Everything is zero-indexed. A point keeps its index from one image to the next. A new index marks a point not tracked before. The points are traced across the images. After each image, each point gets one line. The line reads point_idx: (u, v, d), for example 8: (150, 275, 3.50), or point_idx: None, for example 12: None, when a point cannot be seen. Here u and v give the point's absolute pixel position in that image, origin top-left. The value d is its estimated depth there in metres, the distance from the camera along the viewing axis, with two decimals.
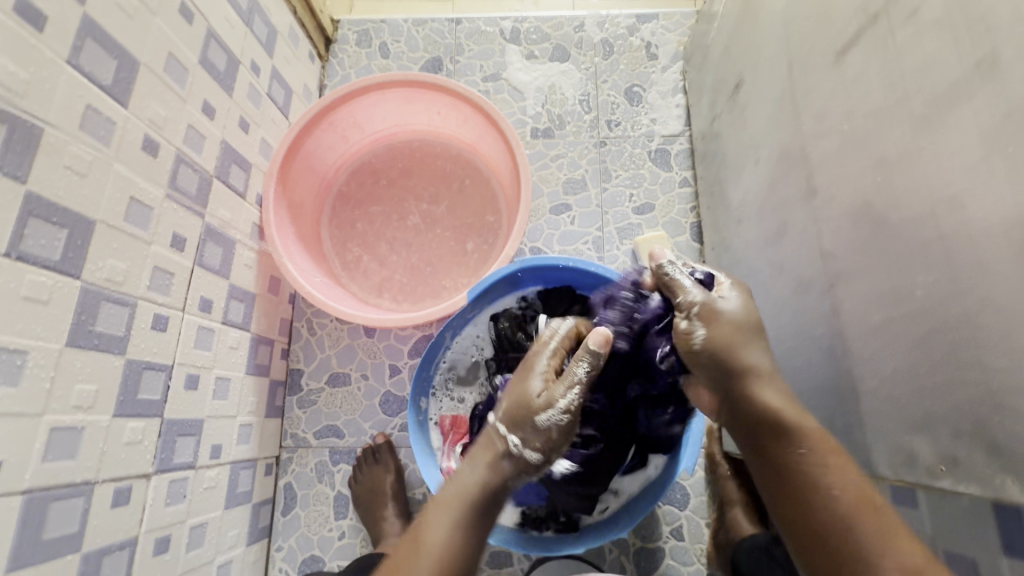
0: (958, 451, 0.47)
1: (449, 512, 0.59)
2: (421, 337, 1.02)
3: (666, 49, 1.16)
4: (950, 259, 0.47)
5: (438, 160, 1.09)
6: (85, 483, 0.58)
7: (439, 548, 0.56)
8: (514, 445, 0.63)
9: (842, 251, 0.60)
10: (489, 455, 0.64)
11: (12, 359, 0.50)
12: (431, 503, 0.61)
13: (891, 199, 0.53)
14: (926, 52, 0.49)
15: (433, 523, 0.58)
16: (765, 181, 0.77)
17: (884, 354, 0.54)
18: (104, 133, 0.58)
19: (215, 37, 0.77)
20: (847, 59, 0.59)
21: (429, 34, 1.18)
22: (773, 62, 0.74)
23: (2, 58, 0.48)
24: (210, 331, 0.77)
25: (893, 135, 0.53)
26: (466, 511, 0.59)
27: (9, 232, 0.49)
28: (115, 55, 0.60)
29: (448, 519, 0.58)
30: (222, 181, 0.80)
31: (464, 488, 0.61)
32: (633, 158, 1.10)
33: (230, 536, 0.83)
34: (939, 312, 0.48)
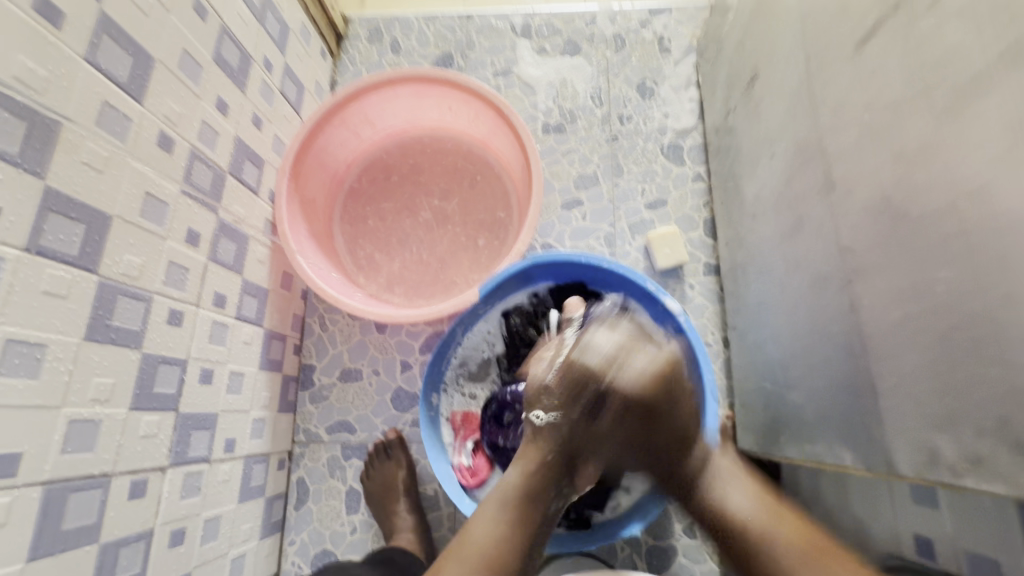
0: (983, 450, 0.46)
1: (497, 515, 0.63)
2: (432, 333, 1.02)
3: (679, 42, 1.15)
4: (976, 253, 0.45)
5: (449, 156, 1.08)
6: (103, 476, 0.58)
7: (486, 545, 0.61)
8: (536, 418, 0.64)
9: (861, 246, 0.59)
10: (534, 455, 0.65)
11: (31, 352, 0.50)
12: (482, 502, 0.65)
13: (913, 191, 0.51)
14: (951, 40, 0.48)
15: (483, 521, 0.62)
16: (781, 175, 0.76)
17: (905, 350, 0.53)
18: (120, 130, 0.59)
19: (228, 34, 0.77)
20: (868, 49, 0.57)
21: (440, 30, 1.18)
22: (790, 53, 0.72)
23: (20, 55, 0.48)
24: (224, 326, 0.78)
25: (915, 126, 0.51)
26: (513, 515, 0.62)
27: (27, 227, 0.50)
28: (130, 52, 0.60)
29: (496, 519, 0.62)
30: (236, 177, 0.80)
31: (507, 488, 0.64)
32: (645, 153, 1.09)
33: (243, 529, 0.84)
34: (964, 307, 0.47)
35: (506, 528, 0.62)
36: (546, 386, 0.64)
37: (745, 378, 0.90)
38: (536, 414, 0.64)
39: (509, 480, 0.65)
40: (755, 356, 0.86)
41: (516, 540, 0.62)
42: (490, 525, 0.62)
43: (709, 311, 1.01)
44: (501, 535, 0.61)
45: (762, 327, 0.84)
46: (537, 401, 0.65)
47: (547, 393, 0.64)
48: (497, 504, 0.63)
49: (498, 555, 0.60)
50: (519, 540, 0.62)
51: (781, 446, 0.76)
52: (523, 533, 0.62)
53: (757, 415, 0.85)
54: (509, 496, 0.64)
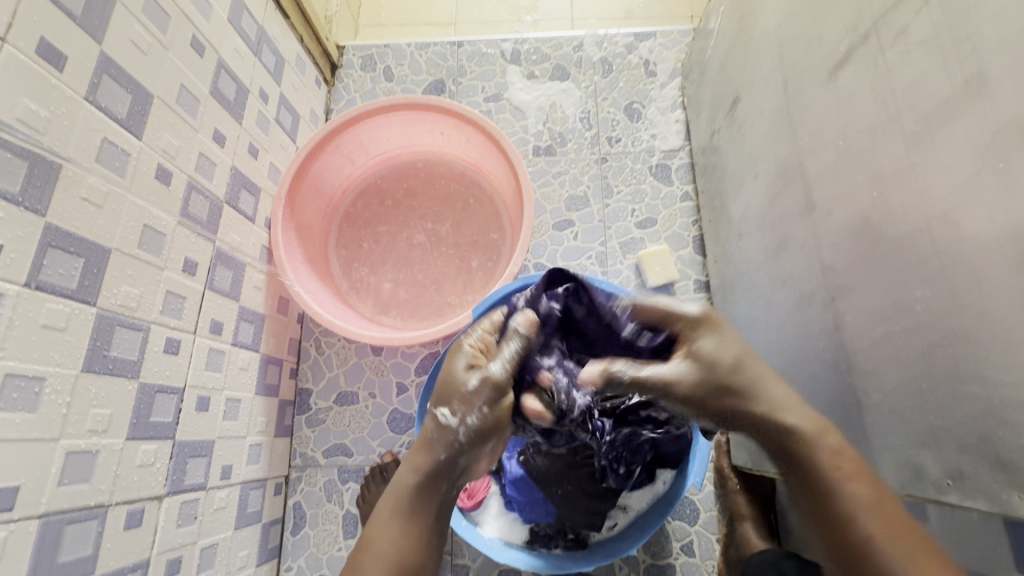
0: (964, 467, 0.47)
1: (395, 519, 0.62)
2: (428, 355, 1.03)
3: (664, 65, 1.18)
4: (948, 274, 0.47)
5: (442, 180, 1.11)
6: (100, 506, 0.59)
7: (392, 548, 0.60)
8: (443, 416, 0.65)
9: (842, 265, 0.61)
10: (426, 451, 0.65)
11: (29, 386, 0.51)
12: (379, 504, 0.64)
13: (887, 213, 0.53)
14: (916, 70, 0.50)
15: (379, 525, 0.62)
16: (764, 196, 0.78)
17: (888, 367, 0.54)
18: (119, 165, 0.61)
19: (225, 68, 0.80)
20: (840, 76, 0.60)
21: (432, 57, 1.21)
22: (768, 79, 0.75)
23: (23, 97, 0.50)
24: (221, 353, 0.79)
25: (886, 151, 0.53)
26: (407, 502, 0.63)
27: (28, 264, 0.51)
28: (130, 90, 0.62)
29: (392, 517, 0.62)
30: (232, 206, 0.82)
31: (402, 494, 0.63)
32: (634, 173, 1.12)
33: (240, 557, 0.84)
34: (939, 325, 0.48)
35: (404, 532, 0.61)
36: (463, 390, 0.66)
37: None
38: (441, 412, 0.66)
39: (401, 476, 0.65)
40: None
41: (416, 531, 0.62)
42: (386, 526, 0.62)
43: None
44: (393, 536, 0.61)
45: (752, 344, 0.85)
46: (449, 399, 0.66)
47: (463, 396, 0.65)
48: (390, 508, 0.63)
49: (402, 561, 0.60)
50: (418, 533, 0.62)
51: None
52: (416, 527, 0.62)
53: None
54: (399, 498, 0.63)
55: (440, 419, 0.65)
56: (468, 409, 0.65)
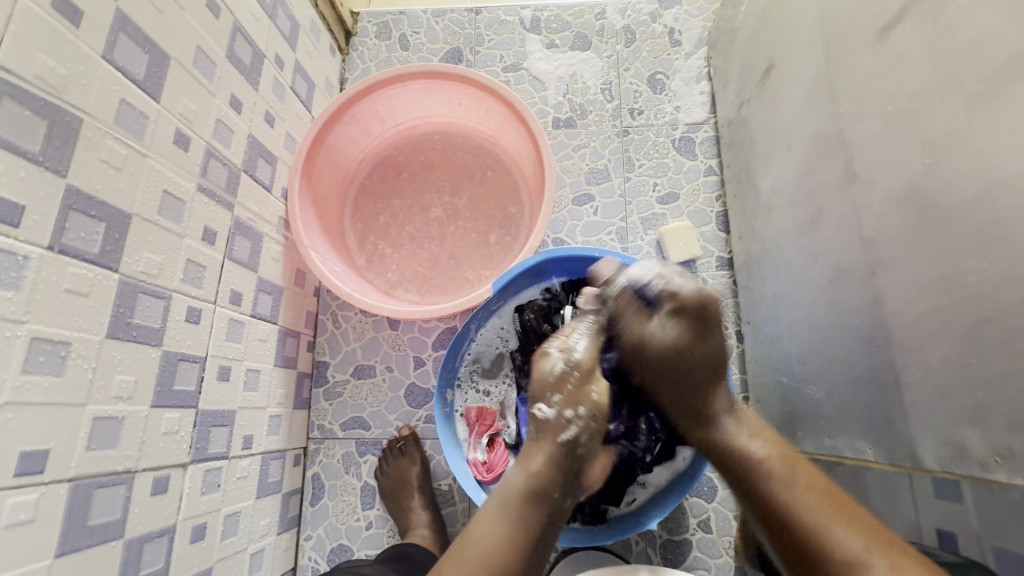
0: (1013, 444, 0.45)
1: (502, 518, 0.59)
2: (445, 329, 1.02)
3: (690, 34, 1.14)
4: (1007, 243, 0.45)
5: (459, 152, 1.08)
6: (127, 472, 0.59)
7: (491, 548, 0.57)
8: (540, 409, 0.63)
9: (885, 238, 0.58)
10: (536, 454, 0.63)
11: (56, 350, 0.51)
12: (482, 507, 0.62)
13: (940, 181, 0.51)
14: (984, 27, 0.47)
15: (482, 525, 0.59)
16: (798, 168, 0.75)
17: (932, 343, 0.53)
18: (138, 127, 0.59)
19: (241, 31, 0.77)
20: (890, 38, 0.57)
21: (449, 24, 1.17)
22: (807, 44, 0.71)
23: (40, 54, 0.48)
24: (240, 324, 0.78)
25: (942, 116, 0.51)
26: (519, 508, 0.60)
27: (51, 226, 0.50)
28: (147, 49, 0.60)
29: (501, 517, 0.59)
30: (250, 175, 0.80)
31: (512, 490, 0.61)
32: (657, 146, 1.08)
33: (262, 525, 0.85)
34: (993, 298, 0.46)
35: (509, 532, 0.58)
36: (552, 377, 0.65)
37: (761, 372, 0.89)
38: (539, 408, 0.64)
39: (513, 480, 0.62)
40: (770, 349, 0.86)
41: (523, 537, 0.59)
42: (491, 527, 0.59)
43: (723, 305, 1.00)
44: (504, 536, 0.58)
45: (778, 322, 0.83)
46: (543, 394, 0.64)
47: (552, 384, 0.64)
48: (498, 508, 0.60)
49: (501, 566, 0.57)
50: (525, 536, 0.59)
51: (798, 439, 0.76)
52: (530, 531, 0.59)
53: (773, 409, 0.84)
54: (511, 496, 0.60)
55: (536, 412, 0.64)
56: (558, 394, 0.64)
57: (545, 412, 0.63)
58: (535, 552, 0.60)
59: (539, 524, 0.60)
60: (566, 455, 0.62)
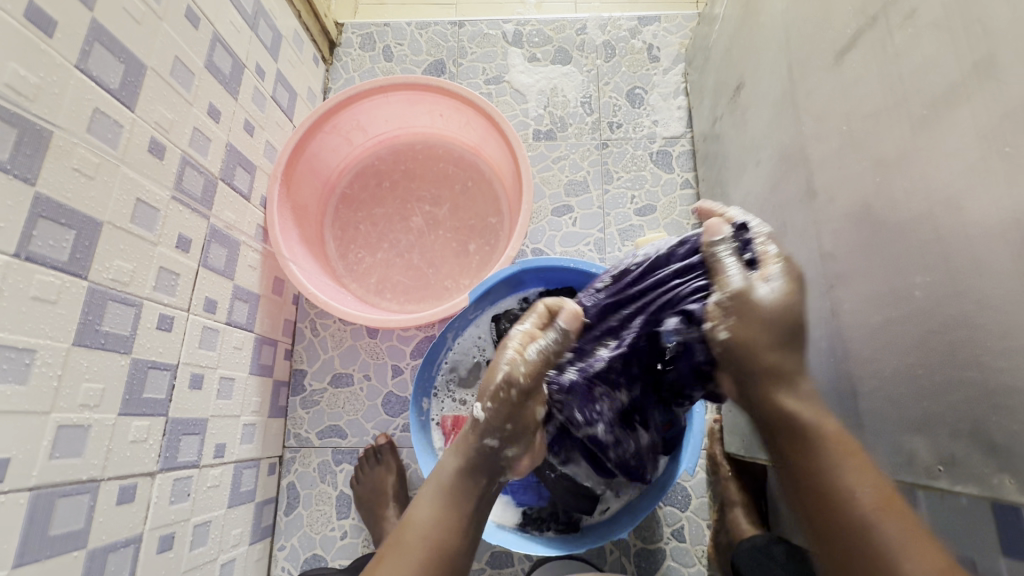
0: (956, 452, 0.47)
1: (437, 509, 0.59)
2: (423, 338, 1.02)
3: (668, 51, 1.17)
4: (948, 259, 0.47)
5: (440, 162, 1.09)
6: (92, 481, 0.58)
7: (429, 534, 0.57)
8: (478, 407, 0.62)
9: (841, 252, 0.60)
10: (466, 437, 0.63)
11: (20, 358, 0.51)
12: (419, 495, 0.61)
13: (889, 199, 0.53)
14: (925, 53, 0.49)
15: (419, 516, 0.59)
16: (765, 183, 0.77)
17: (884, 354, 0.55)
18: (112, 136, 0.59)
19: (221, 41, 0.78)
20: (847, 61, 0.59)
21: (433, 37, 1.19)
22: (774, 64, 0.74)
23: (12, 63, 0.49)
24: (215, 331, 0.78)
25: (891, 137, 0.53)
26: (448, 494, 0.60)
27: (18, 233, 0.50)
28: (122, 59, 0.61)
29: (435, 504, 0.59)
30: (227, 183, 0.81)
31: (444, 475, 0.61)
32: (635, 159, 1.11)
33: (233, 535, 0.84)
34: (938, 312, 0.48)
35: (442, 521, 0.58)
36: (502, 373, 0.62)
37: None
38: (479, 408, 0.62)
39: (447, 464, 0.62)
40: None
41: (459, 525, 0.59)
42: (429, 513, 0.59)
43: None
44: (439, 522, 0.58)
45: None
46: (480, 393, 0.63)
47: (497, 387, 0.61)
48: (434, 494, 0.60)
49: (439, 552, 0.56)
50: (459, 522, 0.59)
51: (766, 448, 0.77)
52: (466, 514, 0.60)
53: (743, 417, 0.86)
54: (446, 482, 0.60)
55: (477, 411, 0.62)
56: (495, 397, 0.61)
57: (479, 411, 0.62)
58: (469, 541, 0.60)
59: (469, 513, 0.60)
60: (490, 450, 0.62)
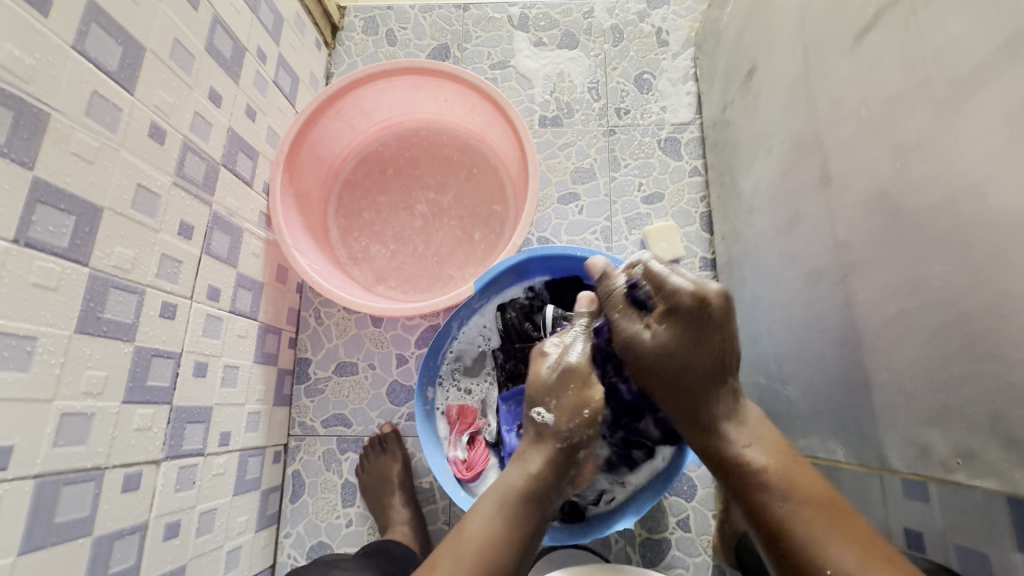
0: (974, 446, 0.46)
1: (499, 521, 0.60)
2: (428, 327, 1.02)
3: (677, 35, 1.14)
4: (969, 248, 0.45)
5: (445, 148, 1.08)
6: (97, 468, 0.58)
7: (486, 542, 0.59)
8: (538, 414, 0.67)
9: (856, 241, 0.59)
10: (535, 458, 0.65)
11: (21, 345, 0.50)
12: (481, 501, 0.63)
13: (908, 185, 0.51)
14: (949, 32, 0.48)
15: (479, 520, 0.61)
16: (777, 170, 0.76)
17: (898, 346, 0.53)
18: (111, 120, 0.58)
19: (221, 23, 0.76)
20: (865, 42, 0.57)
21: (437, 21, 1.16)
22: (788, 47, 0.72)
23: (7, 44, 0.47)
24: (218, 319, 0.78)
25: (911, 120, 0.51)
26: (509, 506, 0.62)
27: (17, 218, 0.49)
28: (120, 40, 0.59)
29: (496, 516, 0.61)
30: (229, 169, 0.80)
31: (506, 486, 0.63)
32: (643, 146, 1.09)
33: (239, 522, 0.84)
34: (957, 302, 0.47)
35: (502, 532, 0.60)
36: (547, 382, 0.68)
37: (740, 372, 0.90)
38: (538, 411, 0.67)
39: (510, 477, 0.64)
40: (749, 350, 0.86)
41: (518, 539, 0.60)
42: (487, 521, 0.60)
43: None
44: (497, 530, 0.60)
45: (757, 323, 0.84)
46: (540, 398, 0.68)
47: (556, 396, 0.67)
48: (496, 501, 0.62)
49: (496, 563, 0.58)
50: (519, 537, 0.61)
51: None
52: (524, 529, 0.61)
53: (752, 408, 0.85)
54: (512, 495, 0.62)
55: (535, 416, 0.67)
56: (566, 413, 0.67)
57: (544, 418, 0.67)
58: (521, 555, 0.61)
59: (529, 526, 0.62)
60: (563, 459, 0.66)
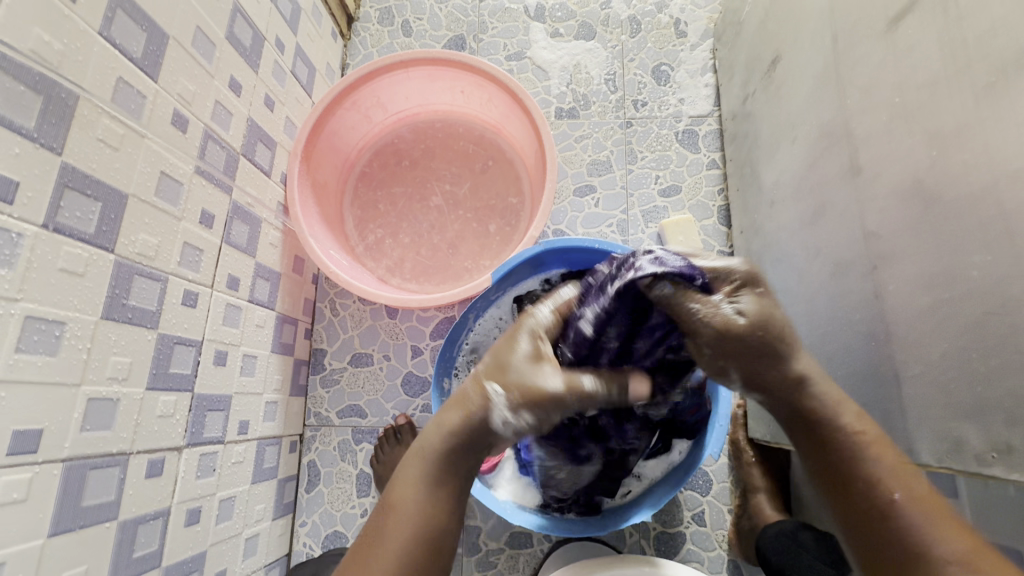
0: (1011, 440, 0.45)
1: (422, 477, 0.55)
2: (443, 319, 1.01)
3: (696, 26, 1.12)
4: (1011, 238, 0.45)
5: (461, 140, 1.07)
6: (121, 454, 0.59)
7: (416, 513, 0.54)
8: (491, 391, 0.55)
9: (887, 232, 0.58)
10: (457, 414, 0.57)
11: (50, 330, 0.50)
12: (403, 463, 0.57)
13: (946, 174, 0.51)
14: (993, 17, 0.46)
15: (404, 485, 0.55)
16: (802, 161, 0.74)
17: (932, 338, 0.53)
18: (135, 107, 0.58)
19: (241, 12, 0.76)
20: (900, 29, 0.56)
21: (453, 12, 1.16)
22: (815, 35, 0.71)
23: (36, 28, 0.48)
24: (238, 308, 0.78)
25: (950, 108, 0.50)
26: (433, 465, 0.56)
27: (46, 204, 0.50)
28: (145, 27, 0.59)
29: (420, 480, 0.55)
30: (249, 159, 0.80)
31: (432, 442, 0.57)
32: (660, 139, 1.08)
33: (257, 510, 0.85)
34: (998, 293, 0.46)
35: (429, 491, 0.55)
36: (510, 357, 0.56)
37: None
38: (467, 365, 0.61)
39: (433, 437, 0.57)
40: None
41: (445, 505, 0.55)
42: (414, 490, 0.55)
43: None
44: (428, 492, 0.55)
45: None
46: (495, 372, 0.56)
47: (513, 372, 0.55)
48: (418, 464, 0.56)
49: (429, 536, 0.54)
50: (448, 497, 0.56)
51: None
52: (451, 486, 0.56)
53: None
54: (431, 449, 0.56)
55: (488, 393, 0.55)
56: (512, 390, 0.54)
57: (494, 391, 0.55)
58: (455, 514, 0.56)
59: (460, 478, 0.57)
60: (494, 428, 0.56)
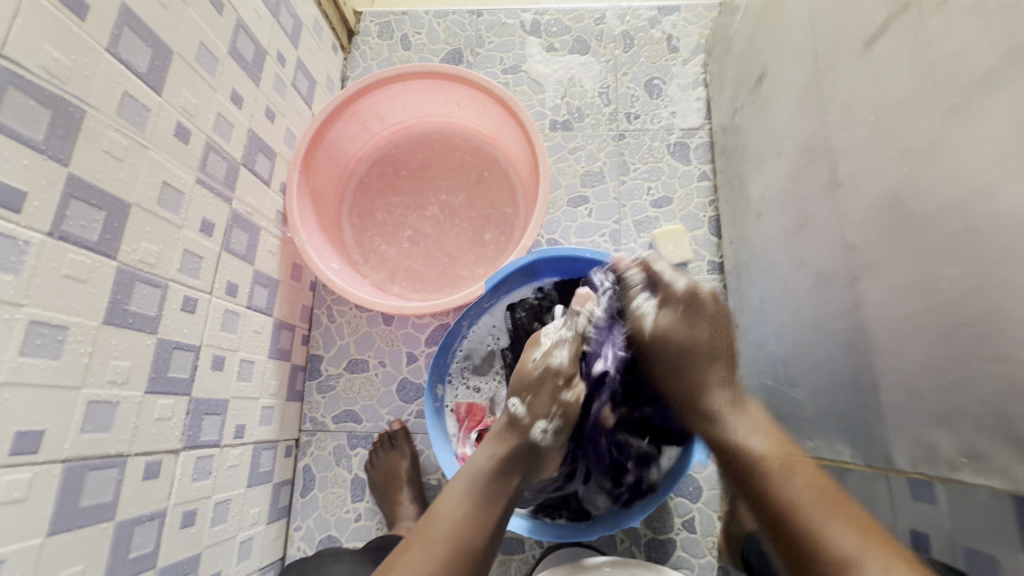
0: (980, 445, 0.47)
1: (467, 497, 0.65)
2: (438, 326, 1.03)
3: (688, 41, 1.15)
4: (977, 251, 0.46)
5: (457, 151, 1.10)
6: (119, 455, 0.60)
7: (456, 522, 0.62)
8: (514, 405, 0.71)
9: (865, 244, 0.60)
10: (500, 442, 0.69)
11: (53, 334, 0.52)
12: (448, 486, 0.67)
13: (918, 189, 0.53)
14: (957, 41, 0.49)
15: (450, 499, 0.65)
16: (786, 174, 0.77)
17: (907, 347, 0.54)
18: (140, 120, 0.61)
19: (244, 28, 0.79)
20: (875, 50, 0.58)
21: (451, 26, 1.19)
22: (798, 53, 0.73)
23: (46, 45, 0.50)
24: (236, 314, 0.80)
25: (922, 125, 0.52)
26: (477, 490, 0.65)
27: (51, 213, 0.51)
28: (151, 44, 0.62)
29: (462, 500, 0.64)
30: (249, 169, 0.82)
31: (478, 469, 0.67)
32: (652, 151, 1.10)
33: (252, 513, 0.86)
34: (967, 303, 0.48)
35: (472, 506, 0.64)
36: (529, 376, 0.72)
37: None
38: (514, 402, 0.71)
39: (480, 458, 0.68)
40: (755, 353, 0.87)
41: (482, 525, 0.63)
42: (458, 506, 0.64)
43: None
44: (469, 511, 0.63)
45: (765, 326, 0.85)
46: (519, 389, 0.72)
47: (530, 387, 0.71)
48: (464, 486, 0.66)
49: (467, 546, 0.61)
50: (485, 520, 0.64)
51: None
52: (491, 511, 0.65)
53: None
54: (477, 475, 0.66)
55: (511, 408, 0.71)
56: (535, 399, 0.70)
57: (517, 407, 0.71)
58: (493, 535, 0.64)
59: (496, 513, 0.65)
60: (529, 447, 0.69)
